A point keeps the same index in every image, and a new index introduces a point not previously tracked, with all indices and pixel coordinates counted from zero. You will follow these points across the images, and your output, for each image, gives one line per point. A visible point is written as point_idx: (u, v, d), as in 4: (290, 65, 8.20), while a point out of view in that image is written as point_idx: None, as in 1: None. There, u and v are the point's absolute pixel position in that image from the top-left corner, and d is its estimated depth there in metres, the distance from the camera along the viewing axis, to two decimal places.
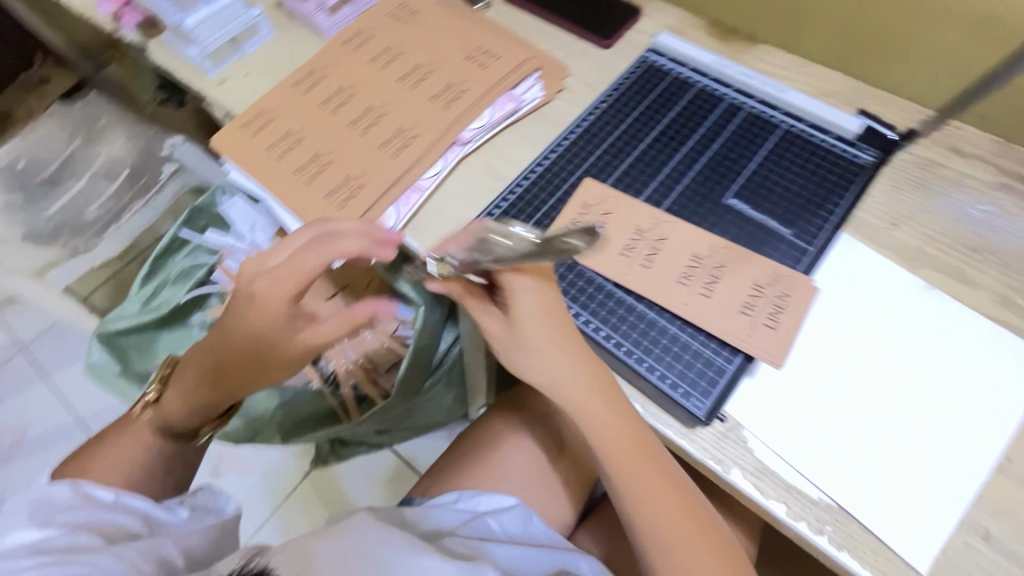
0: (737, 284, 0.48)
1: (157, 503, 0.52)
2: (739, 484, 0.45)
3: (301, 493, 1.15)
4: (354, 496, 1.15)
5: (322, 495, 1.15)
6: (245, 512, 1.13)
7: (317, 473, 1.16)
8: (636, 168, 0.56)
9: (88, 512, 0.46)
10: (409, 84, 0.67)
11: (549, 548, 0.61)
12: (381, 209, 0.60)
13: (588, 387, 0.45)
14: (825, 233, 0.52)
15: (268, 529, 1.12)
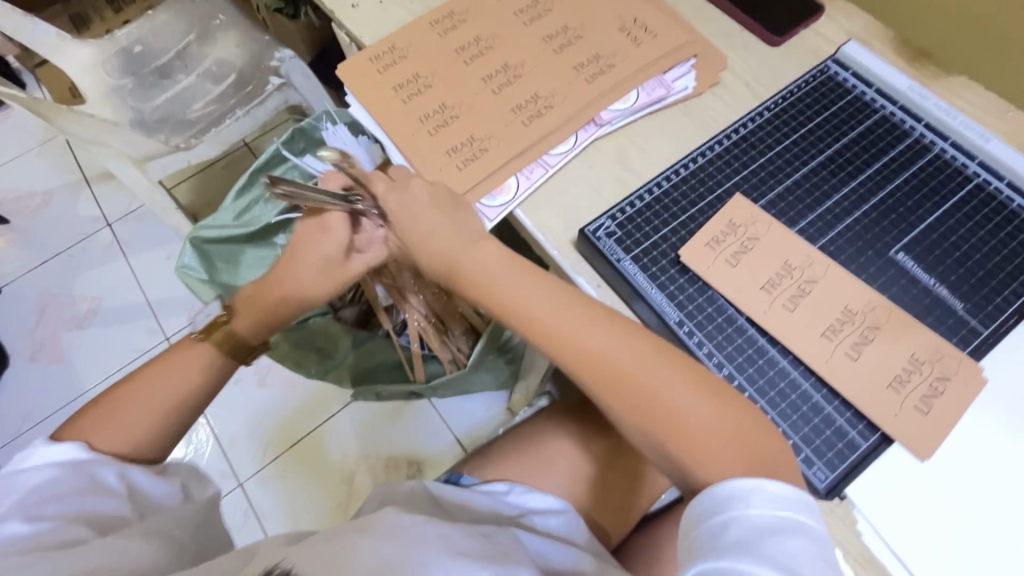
0: (889, 352, 0.43)
1: (141, 477, 0.48)
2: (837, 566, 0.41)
3: (308, 445, 1.16)
4: (355, 461, 1.15)
5: (326, 452, 1.16)
6: (254, 448, 1.16)
7: (329, 430, 1.17)
8: (794, 194, 0.50)
9: (88, 495, 0.44)
10: (552, 46, 0.62)
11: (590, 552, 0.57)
12: (502, 179, 0.56)
13: (556, 310, 0.43)
14: (1005, 316, 0.45)
15: (270, 472, 1.14)
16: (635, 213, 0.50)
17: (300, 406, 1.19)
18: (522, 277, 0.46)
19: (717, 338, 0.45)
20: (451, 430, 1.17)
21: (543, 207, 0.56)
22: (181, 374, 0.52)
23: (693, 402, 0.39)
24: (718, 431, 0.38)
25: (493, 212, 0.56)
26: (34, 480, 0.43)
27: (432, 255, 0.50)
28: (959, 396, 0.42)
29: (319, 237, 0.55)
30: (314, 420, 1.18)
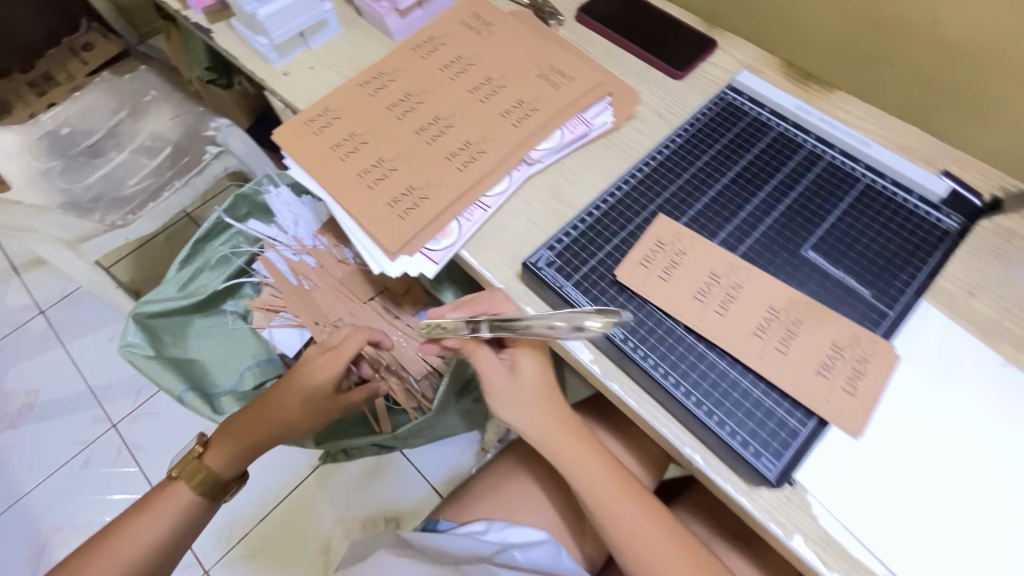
0: (812, 342, 0.47)
1: None
2: (801, 552, 0.43)
3: (273, 520, 1.10)
4: (325, 530, 1.10)
5: (293, 526, 1.10)
6: (213, 535, 1.09)
7: (293, 501, 1.12)
8: (712, 209, 0.55)
9: None
10: (477, 96, 0.66)
11: None
12: (444, 223, 0.59)
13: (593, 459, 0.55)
14: (906, 297, 0.50)
15: (233, 557, 1.07)
16: (572, 242, 0.54)
17: (257, 480, 1.13)
18: (598, 468, 0.54)
19: (660, 349, 0.48)
20: (425, 478, 1.14)
21: (487, 246, 0.59)
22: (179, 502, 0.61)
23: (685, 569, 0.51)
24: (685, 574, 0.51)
25: (438, 255, 0.58)
26: None
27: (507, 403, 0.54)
28: (878, 375, 0.46)
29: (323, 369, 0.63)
30: (277, 493, 1.13)
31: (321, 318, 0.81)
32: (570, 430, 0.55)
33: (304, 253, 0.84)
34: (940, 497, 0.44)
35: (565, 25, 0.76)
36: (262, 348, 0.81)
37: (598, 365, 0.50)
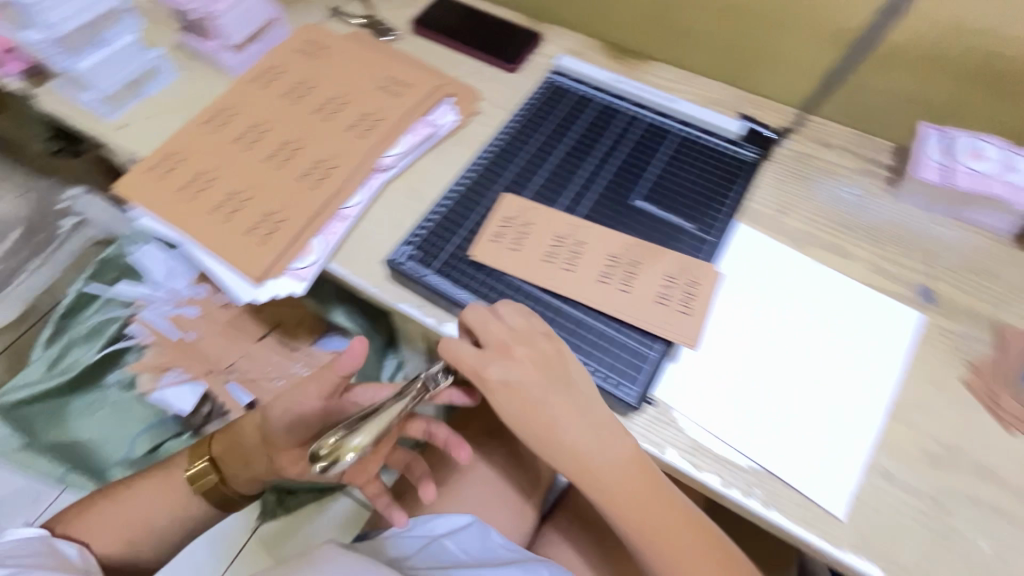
0: (650, 278, 0.53)
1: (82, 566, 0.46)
2: (676, 463, 0.48)
3: None
4: None
5: None
6: None
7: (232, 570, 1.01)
8: (551, 180, 0.60)
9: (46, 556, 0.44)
10: (322, 116, 0.68)
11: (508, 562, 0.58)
12: (305, 242, 0.60)
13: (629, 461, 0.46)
14: (722, 223, 0.58)
15: None
16: (429, 233, 0.57)
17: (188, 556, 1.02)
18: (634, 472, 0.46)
19: None
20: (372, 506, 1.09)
21: (354, 255, 0.60)
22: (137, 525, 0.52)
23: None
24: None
25: (305, 273, 0.59)
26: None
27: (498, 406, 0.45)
28: (706, 295, 0.52)
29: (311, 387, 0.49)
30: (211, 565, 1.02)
31: (213, 366, 0.79)
32: (632, 481, 0.46)
33: (184, 304, 0.80)
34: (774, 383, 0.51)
35: (402, 38, 0.79)
36: (152, 413, 0.79)
37: None
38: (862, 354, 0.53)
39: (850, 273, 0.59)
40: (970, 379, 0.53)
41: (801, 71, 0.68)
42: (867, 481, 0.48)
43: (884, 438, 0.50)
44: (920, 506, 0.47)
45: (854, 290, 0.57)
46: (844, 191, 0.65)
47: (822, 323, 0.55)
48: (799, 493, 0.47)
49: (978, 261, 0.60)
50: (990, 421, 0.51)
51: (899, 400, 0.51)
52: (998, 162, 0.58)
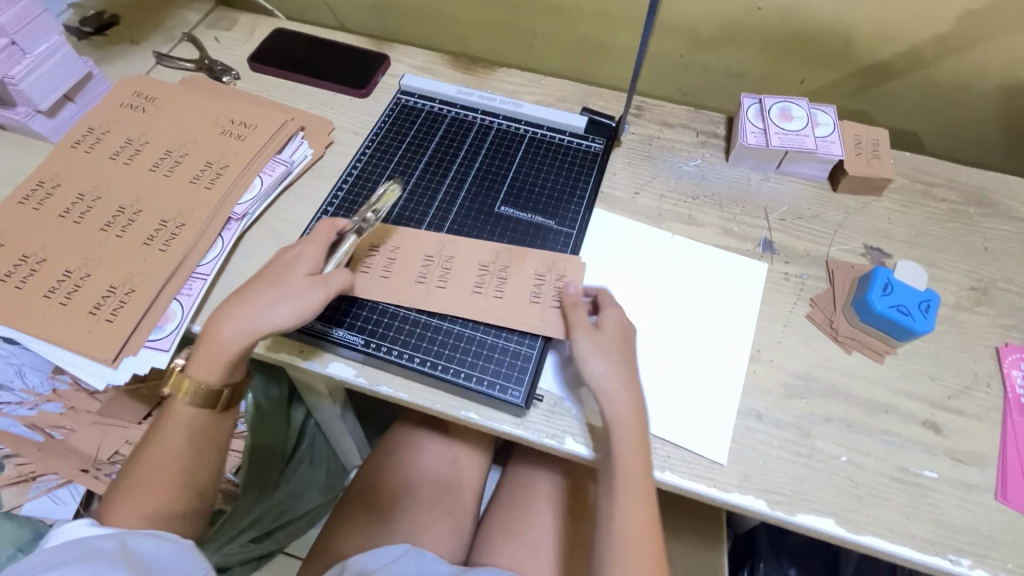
0: (520, 281, 0.54)
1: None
2: (575, 450, 0.50)
3: None
4: None
5: None
6: None
7: None
8: (411, 202, 0.60)
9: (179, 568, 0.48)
10: (162, 171, 0.64)
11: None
12: (162, 308, 0.56)
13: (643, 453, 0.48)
14: (582, 215, 0.61)
15: None
16: None
17: None
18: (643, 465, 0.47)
19: (405, 339, 0.52)
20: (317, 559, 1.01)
21: None
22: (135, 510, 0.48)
23: None
24: None
25: (166, 342, 0.55)
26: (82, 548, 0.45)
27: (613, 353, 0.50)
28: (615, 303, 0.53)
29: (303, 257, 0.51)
30: None
31: (90, 461, 0.71)
32: (644, 497, 0.47)
33: (44, 402, 0.72)
34: (644, 352, 0.56)
35: (242, 78, 0.76)
36: (23, 530, 0.65)
37: (362, 376, 0.52)
38: (721, 309, 0.59)
39: (701, 238, 0.65)
40: (813, 313, 0.60)
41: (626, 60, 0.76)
42: (741, 424, 0.53)
43: (750, 381, 0.55)
44: (787, 435, 0.52)
45: (705, 250, 0.63)
46: (687, 165, 0.70)
47: (682, 289, 0.60)
48: (686, 450, 0.51)
49: (805, 207, 0.68)
50: (832, 345, 0.58)
51: (757, 345, 0.57)
52: (805, 119, 0.67)
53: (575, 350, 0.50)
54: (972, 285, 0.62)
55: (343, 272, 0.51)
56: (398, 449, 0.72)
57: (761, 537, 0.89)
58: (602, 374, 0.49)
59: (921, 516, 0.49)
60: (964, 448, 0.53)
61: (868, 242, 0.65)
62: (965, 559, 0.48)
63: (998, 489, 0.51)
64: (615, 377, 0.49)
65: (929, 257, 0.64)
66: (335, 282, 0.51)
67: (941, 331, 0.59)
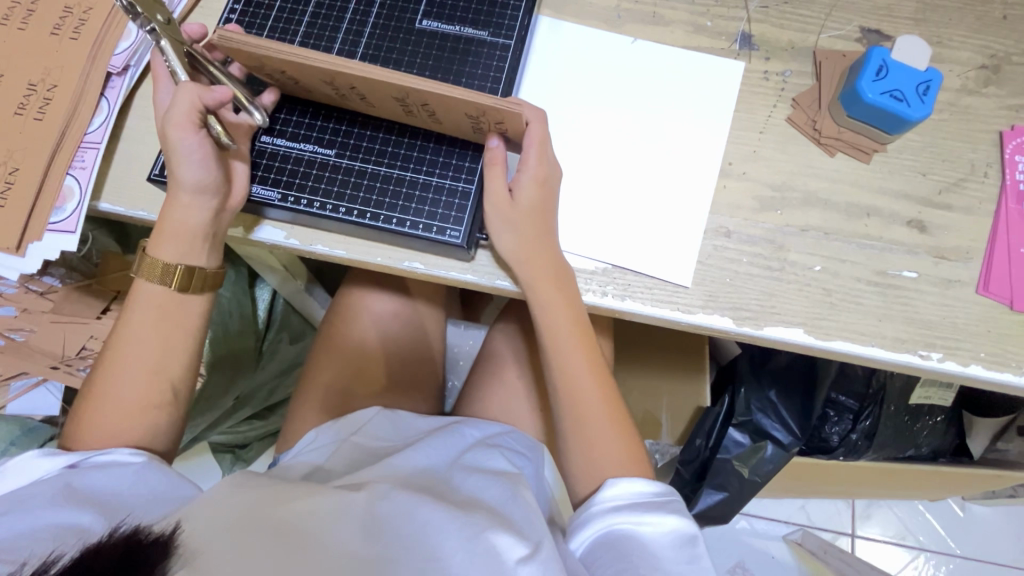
0: (449, 114, 0.42)
1: (47, 525, 0.36)
2: (509, 288, 0.47)
3: None
4: None
5: None
6: None
7: None
8: (316, 27, 0.51)
9: (139, 482, 0.43)
10: (15, 25, 0.53)
11: (436, 437, 0.58)
12: (56, 185, 0.49)
13: (563, 293, 0.46)
14: (523, 20, 0.51)
15: None
16: None
17: None
18: (563, 304, 0.46)
19: (331, 190, 0.47)
20: None
21: (128, 186, 0.51)
22: (127, 401, 0.46)
23: (604, 426, 0.47)
24: (607, 443, 0.47)
25: (71, 223, 0.49)
26: (21, 494, 0.39)
27: (528, 193, 0.45)
28: (534, 140, 0.44)
29: (159, 99, 0.45)
30: None
31: (59, 358, 0.70)
32: (581, 336, 0.47)
33: None
34: (601, 175, 0.50)
35: None
36: (12, 427, 0.69)
37: (294, 237, 0.48)
38: (689, 119, 0.51)
39: (667, 40, 0.55)
40: (794, 115, 0.52)
41: None
42: (708, 244, 0.49)
43: (719, 198, 0.50)
44: (756, 251, 0.48)
45: (671, 54, 0.54)
46: None
47: (640, 102, 0.52)
48: (649, 277, 0.48)
49: None
50: (814, 149, 0.51)
51: (731, 157, 0.51)
52: None
53: (487, 212, 0.45)
54: (983, 63, 0.53)
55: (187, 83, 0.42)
56: (357, 315, 0.70)
57: (741, 365, 0.91)
58: (502, 237, 0.45)
59: (895, 316, 0.47)
60: (950, 243, 0.49)
61: (866, 24, 0.55)
62: (936, 353, 0.46)
63: (980, 282, 0.48)
64: (517, 235, 0.45)
65: (936, 34, 0.55)
66: (181, 108, 0.42)
67: (940, 120, 0.51)
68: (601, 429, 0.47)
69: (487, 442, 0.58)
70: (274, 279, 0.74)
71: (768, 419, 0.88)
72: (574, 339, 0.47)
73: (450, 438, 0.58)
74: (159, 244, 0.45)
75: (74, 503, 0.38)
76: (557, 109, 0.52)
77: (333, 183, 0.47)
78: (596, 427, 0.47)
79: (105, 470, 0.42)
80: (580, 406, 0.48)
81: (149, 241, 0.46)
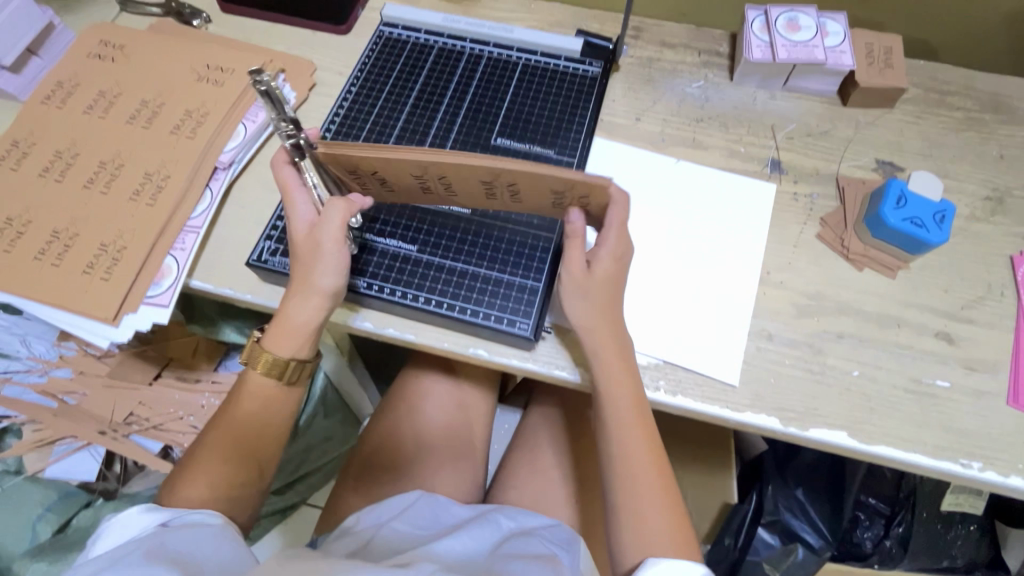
0: (532, 191, 0.48)
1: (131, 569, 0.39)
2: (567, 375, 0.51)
3: None
4: None
5: None
6: None
7: None
8: (405, 139, 0.62)
9: (219, 545, 0.44)
10: (139, 124, 0.61)
11: (473, 525, 0.58)
12: (157, 263, 0.55)
13: (624, 376, 0.48)
14: (582, 141, 0.61)
15: None
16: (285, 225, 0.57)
17: None
18: (622, 388, 0.48)
19: (411, 280, 0.52)
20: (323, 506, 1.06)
21: (219, 267, 0.56)
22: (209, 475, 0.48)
23: (657, 514, 0.47)
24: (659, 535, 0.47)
25: (165, 298, 0.54)
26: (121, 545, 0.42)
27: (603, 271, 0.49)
28: (615, 220, 0.48)
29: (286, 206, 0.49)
30: None
31: (106, 424, 0.73)
32: (639, 422, 0.49)
33: (53, 369, 0.72)
34: (650, 275, 0.55)
35: (213, 22, 0.72)
36: (49, 491, 0.68)
37: (369, 320, 0.52)
38: (728, 230, 0.58)
39: (706, 162, 0.62)
40: (823, 232, 0.58)
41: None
42: (751, 345, 0.52)
43: (760, 303, 0.54)
44: (796, 354, 0.52)
45: (712, 174, 0.61)
46: (690, 87, 0.67)
47: (684, 213, 0.59)
48: (698, 373, 0.51)
49: (814, 124, 0.65)
50: (843, 263, 0.57)
51: (768, 266, 0.56)
52: (814, 29, 0.63)
53: (564, 286, 0.49)
54: (987, 195, 0.60)
55: (335, 201, 0.48)
56: (405, 394, 0.73)
57: (768, 460, 0.90)
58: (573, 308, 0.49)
59: (933, 424, 0.50)
60: (977, 356, 0.52)
61: (880, 156, 0.63)
62: (976, 462, 0.48)
63: (1009, 394, 0.51)
64: (590, 304, 0.48)
65: (942, 168, 0.62)
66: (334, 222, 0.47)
67: (955, 242, 0.57)
68: (652, 517, 0.47)
69: (522, 533, 0.59)
70: (326, 355, 0.75)
71: (797, 520, 0.87)
72: (633, 424, 0.49)
73: (486, 526, 0.59)
74: (279, 341, 0.48)
75: (157, 555, 0.40)
76: None
77: (414, 273, 0.52)
78: (648, 510, 0.47)
79: (190, 526, 0.44)
80: (636, 490, 0.48)
81: (262, 337, 0.49)
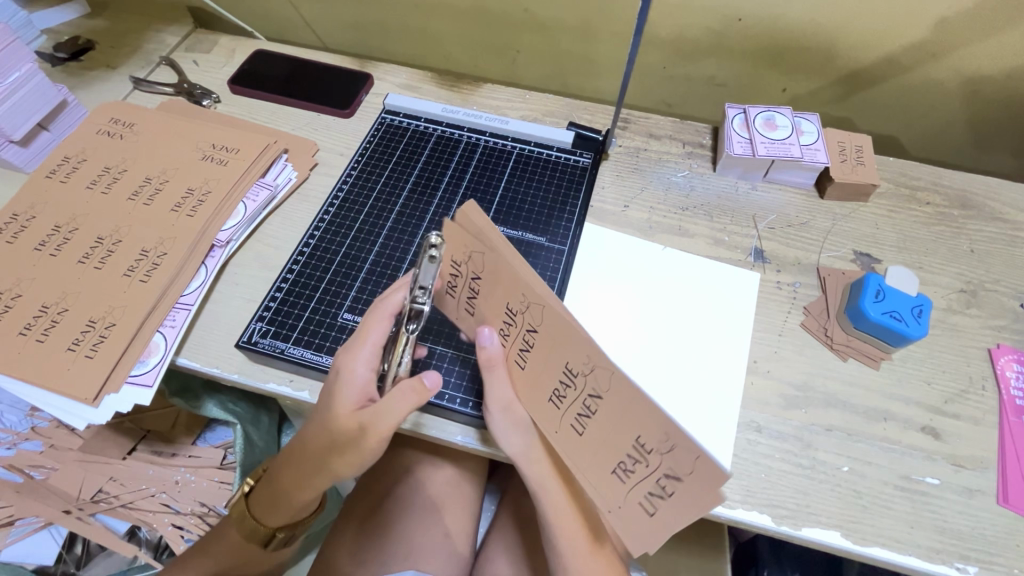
0: (614, 423, 0.37)
1: None
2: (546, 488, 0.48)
3: None
4: None
5: None
6: None
7: None
8: (401, 223, 0.64)
9: None
10: (141, 200, 0.62)
11: None
12: (144, 341, 0.54)
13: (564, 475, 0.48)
14: (574, 230, 0.64)
15: None
16: (278, 306, 0.58)
17: None
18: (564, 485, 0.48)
19: None
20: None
21: (208, 345, 0.56)
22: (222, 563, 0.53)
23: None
24: None
25: (150, 377, 0.53)
26: None
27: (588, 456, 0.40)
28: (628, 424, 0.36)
29: (353, 367, 0.45)
30: None
31: (72, 501, 0.71)
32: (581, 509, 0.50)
33: (22, 441, 0.70)
34: (639, 363, 0.56)
35: (222, 101, 0.76)
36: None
37: None
38: (715, 317, 0.59)
39: (691, 249, 0.64)
40: (807, 321, 0.59)
41: (606, 78, 0.81)
42: (741, 437, 0.52)
43: (749, 394, 0.55)
44: (787, 448, 0.52)
45: (697, 261, 0.63)
46: (676, 176, 0.70)
47: (672, 301, 0.60)
48: None
49: (794, 215, 0.68)
50: (828, 353, 0.58)
51: (755, 355, 0.57)
52: (790, 128, 0.68)
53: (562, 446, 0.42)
54: (961, 287, 0.63)
55: (406, 382, 0.43)
56: (390, 474, 0.71)
57: (762, 543, 0.88)
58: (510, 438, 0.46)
59: (926, 524, 0.49)
60: (964, 452, 0.52)
61: (857, 249, 0.65)
62: (971, 566, 0.47)
63: (999, 493, 0.50)
64: (523, 433, 0.46)
65: (918, 261, 0.65)
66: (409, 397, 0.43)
67: (934, 335, 0.59)
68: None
69: None
70: None
71: None
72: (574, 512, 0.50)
73: None
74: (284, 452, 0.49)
75: None
76: (604, 300, 0.59)
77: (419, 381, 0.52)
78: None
79: None
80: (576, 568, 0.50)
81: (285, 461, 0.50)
